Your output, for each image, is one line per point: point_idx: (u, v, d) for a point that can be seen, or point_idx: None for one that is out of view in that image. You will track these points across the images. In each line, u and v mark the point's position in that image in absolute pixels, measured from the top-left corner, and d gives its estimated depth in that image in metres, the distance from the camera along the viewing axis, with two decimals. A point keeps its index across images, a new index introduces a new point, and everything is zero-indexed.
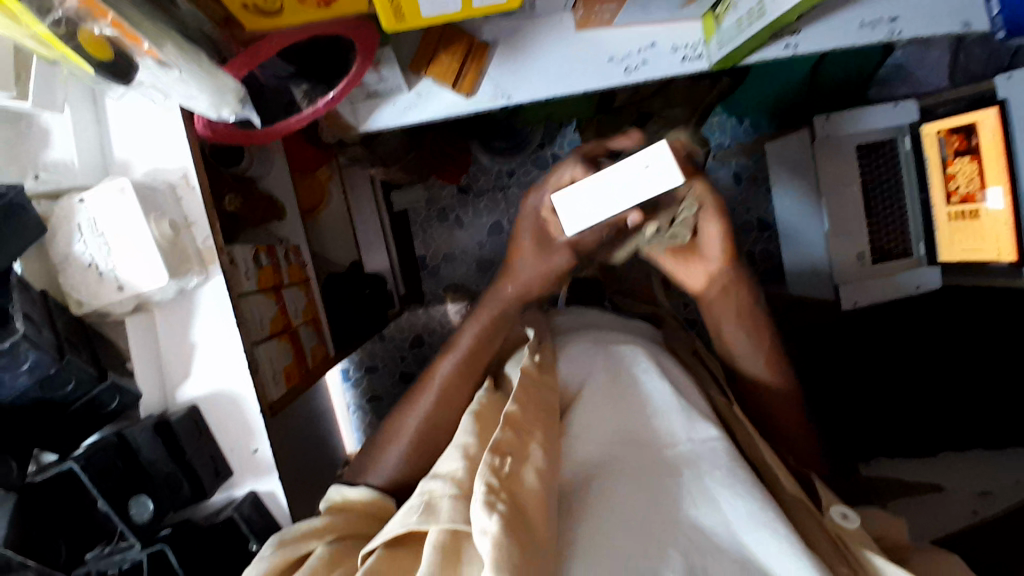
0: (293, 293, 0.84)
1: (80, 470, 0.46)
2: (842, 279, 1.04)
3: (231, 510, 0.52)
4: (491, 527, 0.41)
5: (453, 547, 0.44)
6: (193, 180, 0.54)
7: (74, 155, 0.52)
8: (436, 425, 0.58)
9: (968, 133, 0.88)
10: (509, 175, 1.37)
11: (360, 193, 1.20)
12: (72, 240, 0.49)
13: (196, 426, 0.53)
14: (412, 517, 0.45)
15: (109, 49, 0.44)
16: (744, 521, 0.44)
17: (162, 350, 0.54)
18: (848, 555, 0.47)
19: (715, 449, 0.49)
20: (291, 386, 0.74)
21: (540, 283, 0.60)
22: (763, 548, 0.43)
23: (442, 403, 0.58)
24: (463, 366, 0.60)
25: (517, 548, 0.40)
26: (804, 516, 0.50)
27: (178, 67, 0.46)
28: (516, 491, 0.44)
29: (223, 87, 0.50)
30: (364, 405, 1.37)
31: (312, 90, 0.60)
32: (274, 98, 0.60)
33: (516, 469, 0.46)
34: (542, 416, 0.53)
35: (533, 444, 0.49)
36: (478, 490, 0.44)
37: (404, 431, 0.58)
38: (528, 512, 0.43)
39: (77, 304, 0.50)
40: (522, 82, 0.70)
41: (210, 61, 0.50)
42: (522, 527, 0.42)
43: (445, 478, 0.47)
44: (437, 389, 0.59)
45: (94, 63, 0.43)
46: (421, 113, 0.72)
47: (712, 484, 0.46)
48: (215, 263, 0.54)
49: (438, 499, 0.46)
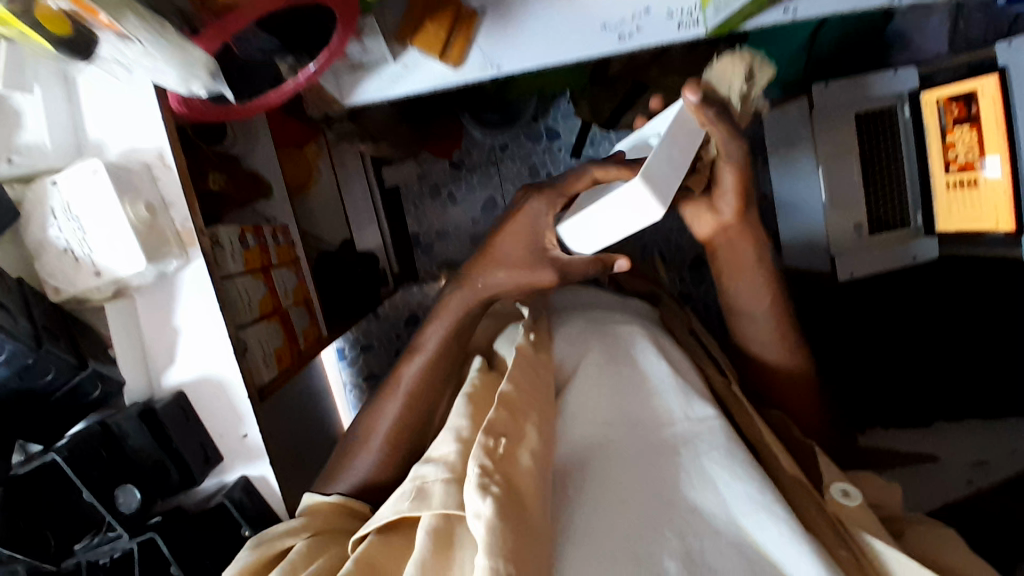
0: (282, 274, 0.83)
1: (64, 462, 0.45)
2: (838, 249, 1.03)
3: (221, 496, 0.52)
4: (484, 511, 0.40)
5: (445, 532, 0.44)
6: (170, 159, 0.52)
7: (47, 138, 0.50)
8: (405, 429, 0.58)
9: (968, 100, 0.86)
10: (502, 148, 1.36)
11: (350, 169, 1.19)
12: (47, 225, 0.48)
13: (184, 413, 0.52)
14: (404, 503, 0.45)
15: (69, 24, 0.42)
16: (742, 502, 0.44)
17: (146, 335, 0.53)
18: (845, 535, 0.47)
19: (712, 430, 0.50)
20: (282, 368, 0.73)
21: (510, 286, 0.58)
22: (761, 530, 0.43)
23: (414, 406, 0.58)
24: (433, 368, 0.59)
25: (512, 532, 0.40)
26: (801, 496, 0.49)
27: (143, 42, 0.43)
28: (510, 473, 0.44)
29: (192, 60, 0.47)
30: (361, 383, 1.37)
31: (298, 63, 0.57)
32: (260, 70, 0.58)
33: (510, 451, 0.45)
34: (536, 395, 0.53)
35: (528, 425, 0.49)
36: (471, 473, 0.43)
37: (372, 438, 0.57)
38: (523, 494, 0.43)
39: (55, 291, 0.48)
40: (512, 50, 0.68)
41: (177, 32, 0.46)
42: (518, 511, 0.41)
43: (438, 462, 0.47)
44: (406, 392, 0.58)
45: (53, 39, 0.41)
46: (407, 85, 0.70)
47: (710, 465, 0.47)
48: (195, 246, 0.52)
49: (430, 484, 0.45)
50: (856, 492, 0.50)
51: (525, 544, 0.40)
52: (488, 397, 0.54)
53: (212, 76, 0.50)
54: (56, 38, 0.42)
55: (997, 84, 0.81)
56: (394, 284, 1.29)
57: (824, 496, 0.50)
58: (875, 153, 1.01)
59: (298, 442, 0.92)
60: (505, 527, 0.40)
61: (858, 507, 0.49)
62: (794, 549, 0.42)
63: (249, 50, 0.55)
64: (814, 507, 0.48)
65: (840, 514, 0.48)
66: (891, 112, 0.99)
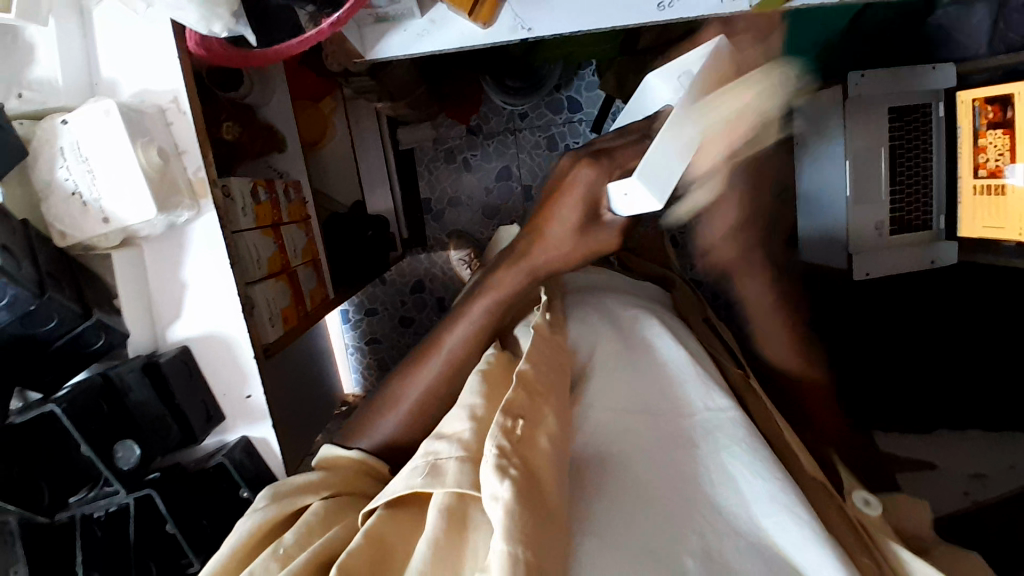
0: (292, 232, 0.81)
1: (63, 414, 0.43)
2: (856, 248, 1.01)
3: (221, 456, 0.51)
4: (502, 494, 0.39)
5: (459, 511, 0.43)
6: (184, 104, 0.50)
7: (59, 72, 0.48)
8: (436, 396, 0.57)
9: (1004, 104, 0.89)
10: (521, 117, 1.32)
11: (365, 130, 1.16)
12: (55, 165, 0.45)
13: (188, 369, 0.51)
14: (416, 479, 0.44)
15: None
16: (764, 503, 0.44)
17: (151, 287, 0.51)
18: (868, 541, 0.47)
19: (732, 421, 0.49)
20: (289, 328, 0.72)
21: (567, 258, 0.56)
22: (782, 530, 0.42)
23: (450, 376, 0.57)
24: (472, 339, 0.57)
25: (529, 514, 0.39)
26: (823, 498, 0.49)
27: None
28: (528, 457, 0.43)
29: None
30: (363, 347, 1.37)
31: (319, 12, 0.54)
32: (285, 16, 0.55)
33: (528, 433, 0.44)
34: (555, 378, 0.52)
35: (546, 408, 0.47)
36: (488, 454, 0.42)
37: (404, 399, 0.57)
38: (540, 478, 0.42)
39: (61, 235, 0.46)
40: (546, 13, 0.65)
41: None
42: (535, 493, 0.40)
43: (451, 440, 0.46)
44: (445, 361, 0.57)
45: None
46: (432, 43, 0.67)
47: (731, 461, 0.46)
48: (207, 197, 0.50)
49: (444, 461, 0.45)
50: (876, 502, 0.51)
51: (543, 530, 0.38)
52: (505, 379, 0.53)
53: (234, 17, 0.47)
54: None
55: None
56: (403, 250, 1.27)
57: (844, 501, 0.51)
58: (904, 148, 0.99)
59: (299, 403, 0.91)
60: (522, 512, 0.38)
61: (878, 517, 0.50)
62: (818, 552, 0.41)
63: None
64: (834, 513, 0.48)
65: (864, 521, 0.49)
66: (924, 110, 0.99)
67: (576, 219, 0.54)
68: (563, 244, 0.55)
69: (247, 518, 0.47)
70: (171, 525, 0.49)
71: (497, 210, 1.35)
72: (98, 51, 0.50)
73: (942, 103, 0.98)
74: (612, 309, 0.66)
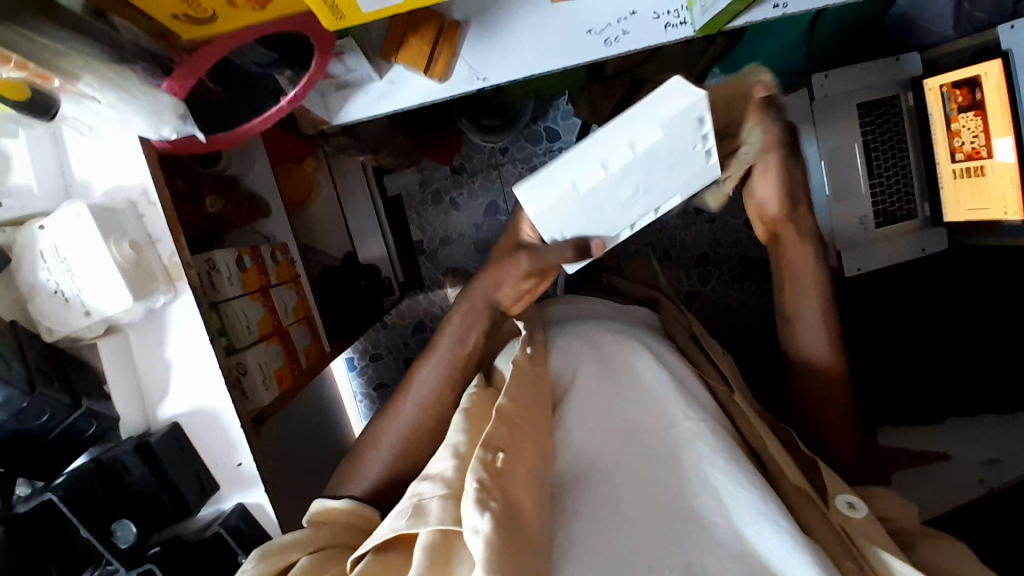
0: (281, 292, 0.83)
1: (60, 501, 0.47)
2: (845, 245, 1.00)
3: (218, 526, 0.54)
4: (483, 526, 0.40)
5: (443, 547, 0.44)
6: (153, 196, 0.53)
7: (33, 180, 0.52)
8: (422, 429, 0.60)
9: (971, 86, 0.87)
10: (502, 152, 1.35)
11: (351, 181, 1.20)
12: (37, 268, 0.50)
13: (180, 445, 0.54)
14: (402, 521, 0.45)
15: (28, 90, 0.46)
16: (743, 507, 0.45)
17: (139, 370, 0.55)
18: (853, 548, 0.47)
19: (709, 431, 0.51)
20: (283, 389, 0.74)
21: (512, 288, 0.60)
22: (764, 539, 0.43)
23: (426, 419, 0.60)
24: (453, 368, 0.62)
25: (509, 549, 0.39)
26: (808, 510, 0.49)
27: (105, 96, 0.47)
28: (507, 488, 0.44)
29: (156, 104, 0.50)
30: (371, 393, 1.39)
31: (297, 75, 0.59)
32: (260, 86, 0.59)
33: (508, 465, 0.46)
34: (533, 408, 0.53)
35: (523, 440, 0.49)
36: (469, 488, 0.43)
37: (385, 438, 0.60)
38: (521, 511, 0.43)
39: (48, 331, 0.51)
40: (498, 61, 0.67)
41: (144, 81, 0.50)
42: (515, 525, 0.41)
43: (435, 479, 0.47)
44: (434, 398, 0.61)
45: (12, 104, 0.46)
46: (394, 102, 0.70)
47: (709, 471, 0.47)
48: (182, 279, 0.54)
49: (427, 501, 0.46)
50: (861, 503, 0.51)
51: (519, 557, 0.39)
52: (485, 417, 0.54)
53: (180, 118, 0.52)
54: (12, 102, 0.46)
55: (1001, 70, 0.81)
56: (400, 293, 1.29)
57: (830, 507, 0.51)
58: (879, 142, 0.98)
59: (305, 460, 0.93)
60: (502, 543, 0.39)
61: (864, 519, 0.50)
62: (796, 562, 0.41)
63: (248, 64, 0.57)
64: (819, 519, 0.48)
65: (848, 526, 0.49)
66: (893, 101, 0.98)
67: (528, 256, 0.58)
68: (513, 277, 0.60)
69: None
70: None
71: (488, 245, 1.36)
72: (70, 158, 0.54)
73: (910, 93, 0.98)
74: (594, 333, 0.67)
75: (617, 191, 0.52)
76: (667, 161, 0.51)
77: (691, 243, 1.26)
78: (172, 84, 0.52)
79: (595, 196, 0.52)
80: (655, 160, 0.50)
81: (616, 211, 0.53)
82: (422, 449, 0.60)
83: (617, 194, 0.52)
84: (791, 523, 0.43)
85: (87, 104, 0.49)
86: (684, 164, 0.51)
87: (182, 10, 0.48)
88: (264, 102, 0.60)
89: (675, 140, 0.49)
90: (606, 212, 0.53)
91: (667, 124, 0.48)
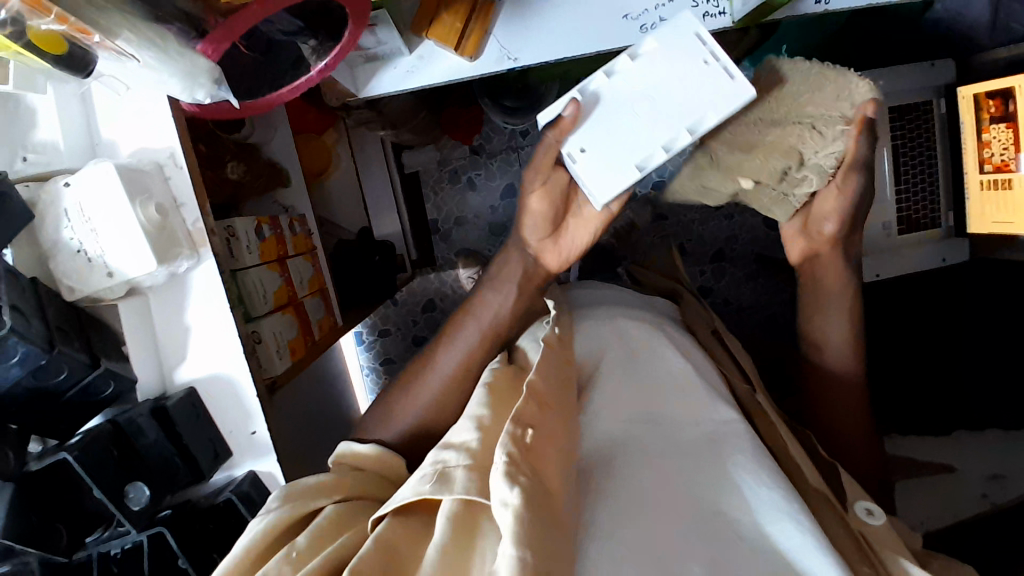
0: (297, 264, 0.83)
1: (75, 461, 0.47)
2: (870, 251, 0.97)
3: (229, 492, 0.55)
4: (511, 500, 0.40)
5: (466, 519, 0.45)
6: (180, 159, 0.54)
7: (59, 138, 0.53)
8: (437, 412, 0.61)
9: (1005, 97, 0.84)
10: (522, 134, 1.32)
11: (369, 154, 1.18)
12: (60, 226, 0.50)
13: (195, 411, 0.55)
14: (425, 486, 0.46)
15: (66, 43, 0.45)
16: (768, 507, 0.44)
17: (157, 328, 0.56)
18: (869, 554, 0.47)
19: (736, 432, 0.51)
20: (296, 359, 0.75)
21: (543, 232, 0.64)
22: (786, 536, 0.42)
23: (454, 383, 0.61)
24: (474, 352, 0.63)
25: (537, 524, 0.39)
26: (824, 507, 0.50)
27: (144, 57, 0.46)
28: (536, 465, 0.43)
29: (195, 69, 0.49)
30: (378, 368, 1.39)
31: (321, 47, 0.58)
32: (283, 54, 0.59)
33: (536, 442, 0.45)
34: (562, 391, 0.53)
35: (550, 419, 0.49)
36: (498, 461, 0.43)
37: (401, 418, 0.60)
38: (548, 487, 0.42)
39: (69, 290, 0.51)
40: (530, 42, 0.66)
41: (178, 41, 0.48)
42: (544, 503, 0.41)
43: (459, 448, 0.48)
44: (453, 373, 0.62)
45: (50, 59, 0.45)
46: (422, 77, 0.69)
47: (737, 471, 0.47)
48: (205, 246, 0.54)
49: (452, 469, 0.46)
50: (880, 511, 0.50)
51: (548, 535, 0.39)
52: (514, 393, 0.55)
53: (215, 83, 0.51)
54: (52, 57, 0.45)
55: None
56: (412, 271, 1.29)
57: (846, 510, 0.50)
58: (909, 147, 0.94)
59: (311, 431, 0.93)
60: (531, 516, 0.39)
61: (883, 526, 0.49)
62: (820, 560, 0.40)
63: (272, 31, 0.56)
64: (835, 518, 0.48)
65: (866, 534, 0.48)
66: (926, 107, 0.95)
67: (555, 193, 0.62)
68: (543, 216, 0.63)
69: (258, 522, 0.49)
70: (182, 562, 0.52)
71: (504, 227, 1.35)
72: (98, 117, 0.54)
73: (943, 99, 0.95)
74: (615, 321, 0.68)
75: (632, 101, 0.55)
76: (679, 74, 0.54)
77: (709, 238, 1.24)
78: (206, 47, 0.49)
79: (611, 103, 0.55)
80: (664, 58, 0.54)
81: (634, 126, 0.55)
82: (441, 420, 0.61)
83: (635, 103, 0.55)
84: (812, 523, 0.43)
85: (125, 62, 0.48)
86: (702, 76, 0.53)
87: None
88: (283, 72, 0.59)
89: (680, 45, 0.54)
90: (617, 121, 0.55)
91: (670, 39, 0.54)
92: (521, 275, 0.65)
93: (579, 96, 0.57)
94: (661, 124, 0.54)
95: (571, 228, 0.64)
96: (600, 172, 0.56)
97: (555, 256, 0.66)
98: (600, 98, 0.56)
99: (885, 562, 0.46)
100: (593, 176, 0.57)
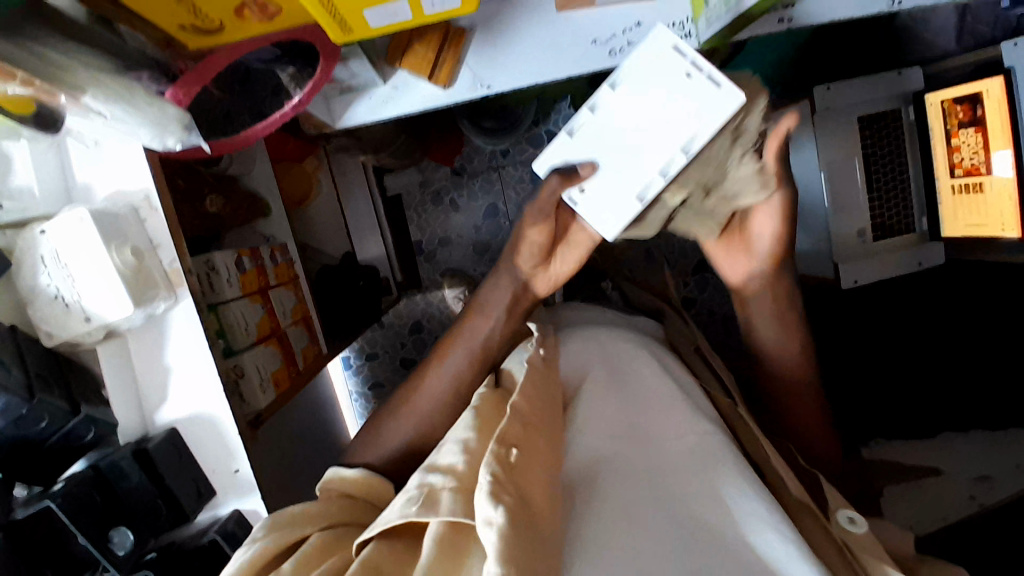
0: (280, 294, 0.83)
1: (58, 508, 0.47)
2: (841, 258, 0.98)
3: (214, 533, 0.55)
4: (495, 518, 0.40)
5: (451, 541, 0.45)
6: (156, 203, 0.55)
7: (35, 182, 0.52)
8: (428, 437, 0.61)
9: (974, 103, 0.84)
10: (503, 154, 1.33)
11: (351, 179, 1.19)
12: (37, 273, 0.50)
13: (176, 449, 0.55)
14: (411, 508, 0.46)
15: (33, 104, 0.47)
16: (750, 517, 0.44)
17: (137, 372, 0.57)
18: (851, 559, 0.47)
19: (717, 444, 0.51)
20: (280, 392, 0.74)
21: (536, 262, 0.63)
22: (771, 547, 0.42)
23: (452, 402, 0.62)
24: (469, 366, 0.63)
25: (519, 541, 0.39)
26: (807, 516, 0.50)
27: (111, 110, 0.48)
28: (520, 484, 0.43)
29: (165, 117, 0.51)
30: (366, 392, 1.39)
31: (298, 74, 0.59)
32: (262, 81, 0.61)
33: (522, 461, 0.46)
34: (548, 410, 0.54)
35: (533, 436, 0.49)
36: (482, 481, 0.43)
37: (392, 438, 0.61)
38: (535, 505, 0.43)
39: (48, 337, 0.51)
40: (501, 70, 0.67)
41: (143, 91, 0.49)
42: (528, 521, 0.41)
43: (445, 471, 0.48)
44: (445, 394, 0.62)
45: (16, 117, 0.46)
46: (396, 107, 0.70)
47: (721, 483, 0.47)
48: (182, 286, 0.55)
49: (438, 492, 0.46)
50: (863, 519, 0.51)
51: (531, 556, 0.39)
52: (498, 410, 0.56)
53: (186, 130, 0.53)
54: (18, 117, 0.46)
55: (1003, 87, 0.78)
56: (398, 293, 1.29)
57: (829, 521, 0.50)
58: (880, 154, 0.97)
59: (300, 463, 0.92)
60: (516, 536, 0.39)
61: (864, 534, 0.50)
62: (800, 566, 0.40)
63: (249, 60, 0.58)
64: (819, 533, 0.48)
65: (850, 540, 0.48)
66: (894, 115, 0.97)
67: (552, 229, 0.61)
68: (538, 246, 0.62)
69: (242, 550, 0.49)
70: None
71: (487, 247, 1.36)
72: (72, 162, 0.55)
73: (911, 107, 0.96)
74: (603, 344, 0.69)
75: (627, 132, 0.54)
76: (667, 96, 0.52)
77: (690, 251, 1.26)
78: (176, 91, 0.52)
79: (615, 149, 0.54)
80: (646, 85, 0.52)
81: (633, 154, 0.54)
82: (432, 435, 0.61)
83: (627, 135, 0.54)
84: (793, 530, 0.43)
85: (92, 118, 0.49)
86: (686, 89, 0.51)
87: (190, 22, 0.48)
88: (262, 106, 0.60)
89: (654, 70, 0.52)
90: (620, 159, 0.55)
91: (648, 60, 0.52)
92: (510, 298, 0.64)
93: (570, 138, 0.55)
94: (658, 142, 0.53)
95: (559, 258, 0.63)
96: (609, 206, 0.56)
97: (544, 281, 0.65)
98: (606, 133, 0.54)
99: (866, 566, 0.46)
100: (596, 212, 0.56)
